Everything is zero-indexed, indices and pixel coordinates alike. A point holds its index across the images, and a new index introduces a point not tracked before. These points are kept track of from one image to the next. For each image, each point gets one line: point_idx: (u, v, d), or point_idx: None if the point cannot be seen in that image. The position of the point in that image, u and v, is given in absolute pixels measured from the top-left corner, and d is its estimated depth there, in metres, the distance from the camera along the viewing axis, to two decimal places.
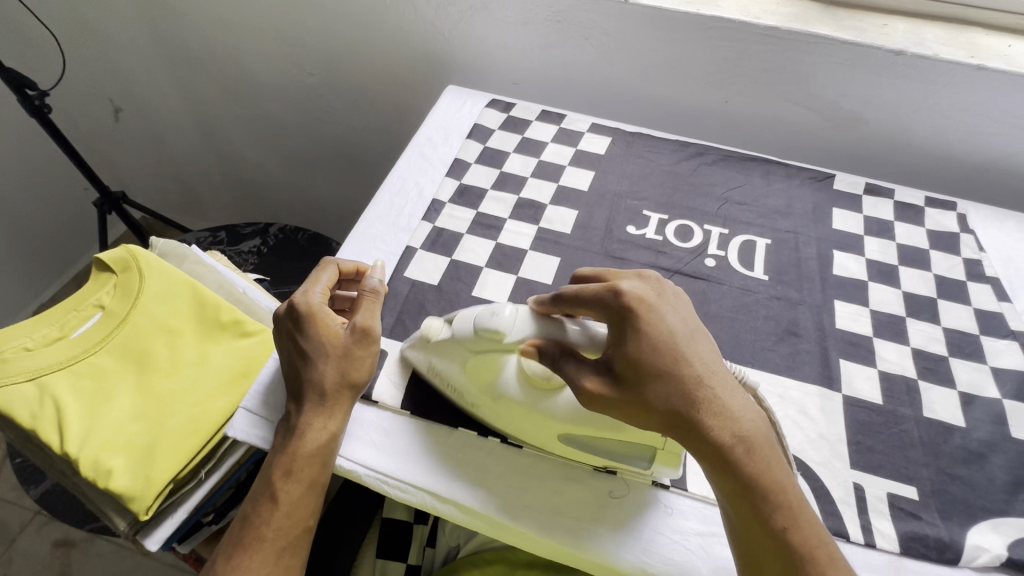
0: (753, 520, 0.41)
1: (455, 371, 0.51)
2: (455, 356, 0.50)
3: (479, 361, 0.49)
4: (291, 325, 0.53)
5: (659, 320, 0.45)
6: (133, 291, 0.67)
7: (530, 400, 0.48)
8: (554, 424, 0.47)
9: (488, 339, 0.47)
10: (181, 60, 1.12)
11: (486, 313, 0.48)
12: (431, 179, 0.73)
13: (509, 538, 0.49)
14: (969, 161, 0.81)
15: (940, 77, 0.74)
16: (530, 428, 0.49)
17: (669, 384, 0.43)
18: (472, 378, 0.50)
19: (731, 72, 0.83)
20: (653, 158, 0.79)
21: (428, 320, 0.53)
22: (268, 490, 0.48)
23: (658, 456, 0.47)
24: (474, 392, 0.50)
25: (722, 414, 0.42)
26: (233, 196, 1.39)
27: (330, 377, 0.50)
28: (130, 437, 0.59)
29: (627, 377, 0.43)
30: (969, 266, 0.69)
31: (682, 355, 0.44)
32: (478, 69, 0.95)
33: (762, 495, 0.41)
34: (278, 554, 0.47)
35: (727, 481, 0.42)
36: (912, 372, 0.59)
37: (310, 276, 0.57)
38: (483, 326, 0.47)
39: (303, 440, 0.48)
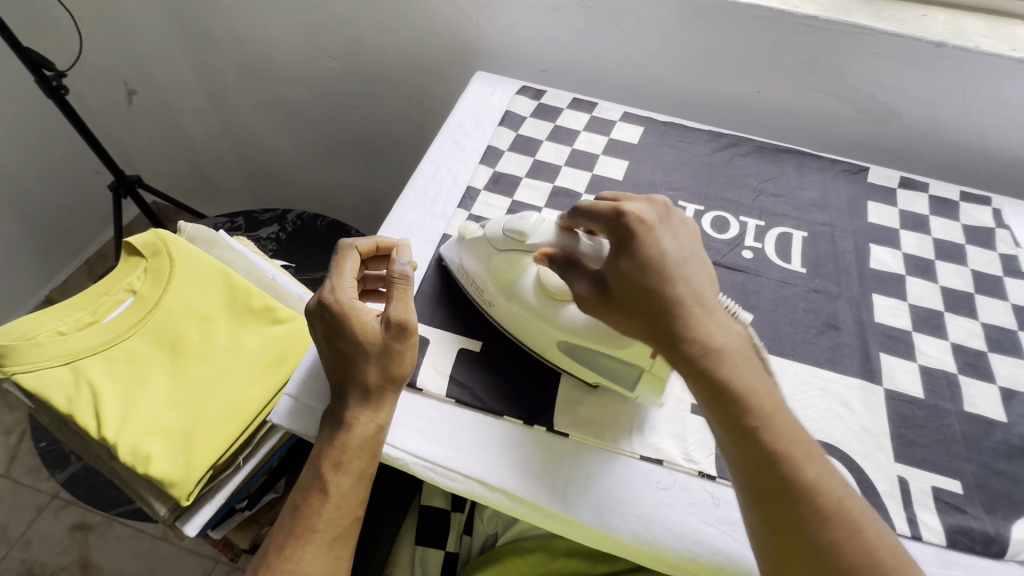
0: (726, 425, 0.42)
1: (477, 268, 0.57)
2: (479, 254, 0.57)
3: (501, 263, 0.55)
4: (325, 321, 0.51)
5: (649, 239, 0.46)
6: (165, 276, 0.66)
7: (540, 305, 0.53)
8: (558, 330, 0.52)
9: (512, 238, 0.53)
10: (199, 42, 1.10)
11: (517, 220, 0.54)
12: (465, 166, 0.73)
13: (557, 527, 0.49)
14: (1002, 156, 0.81)
15: (981, 70, 0.74)
16: (537, 333, 0.53)
17: (651, 295, 0.44)
18: (489, 278, 0.56)
19: (765, 62, 0.82)
20: (687, 148, 0.78)
21: (466, 224, 0.60)
22: (318, 482, 0.48)
23: (644, 378, 0.51)
24: (491, 293, 0.56)
25: (699, 323, 0.44)
26: (247, 182, 1.38)
27: (373, 374, 0.50)
28: (167, 423, 0.58)
29: (615, 287, 0.46)
30: (1006, 262, 0.69)
31: (667, 269, 0.45)
32: (504, 54, 0.93)
33: (736, 399, 0.42)
34: (330, 541, 0.48)
35: (701, 386, 0.43)
36: (953, 367, 0.59)
37: (335, 268, 0.55)
38: (511, 228, 0.54)
39: (351, 434, 0.48)
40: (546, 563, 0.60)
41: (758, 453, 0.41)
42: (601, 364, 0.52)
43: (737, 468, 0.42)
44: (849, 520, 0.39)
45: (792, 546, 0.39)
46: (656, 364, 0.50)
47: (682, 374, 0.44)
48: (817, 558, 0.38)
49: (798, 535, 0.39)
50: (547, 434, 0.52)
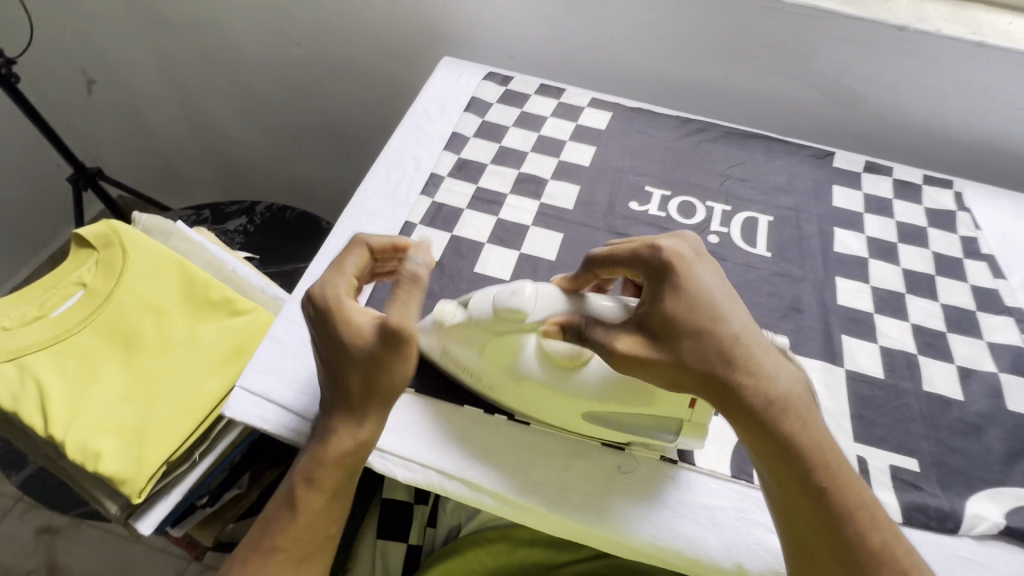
0: (789, 482, 0.42)
1: (470, 354, 0.49)
2: (470, 339, 0.48)
3: (496, 344, 0.47)
4: (315, 321, 0.47)
5: (695, 278, 0.45)
6: (117, 268, 0.64)
7: (551, 378, 0.47)
8: (577, 401, 0.47)
9: (510, 322, 0.46)
10: (160, 29, 1.07)
11: (505, 294, 0.46)
12: (429, 153, 0.71)
13: (517, 516, 0.48)
14: (963, 141, 0.82)
15: (941, 54, 0.74)
16: (552, 407, 0.48)
17: (705, 343, 0.43)
18: (487, 362, 0.48)
19: (733, 47, 0.82)
20: (655, 134, 0.77)
21: (438, 304, 0.50)
22: (289, 495, 0.45)
23: (686, 428, 0.47)
24: (491, 375, 0.49)
25: (760, 374, 0.43)
26: (215, 174, 1.35)
27: (357, 381, 0.45)
28: (119, 419, 0.56)
29: (667, 335, 0.43)
30: (966, 244, 0.70)
31: (722, 314, 0.44)
32: (472, 39, 0.91)
33: (800, 456, 0.42)
34: (293, 562, 0.44)
35: (764, 442, 0.42)
36: (912, 347, 0.59)
37: (336, 261, 0.50)
38: (502, 307, 0.46)
39: (328, 447, 0.45)
40: (508, 554, 0.60)
41: (821, 514, 0.41)
42: (628, 425, 0.48)
43: (795, 529, 0.41)
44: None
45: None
46: (696, 413, 0.46)
47: (740, 427, 0.43)
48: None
49: None
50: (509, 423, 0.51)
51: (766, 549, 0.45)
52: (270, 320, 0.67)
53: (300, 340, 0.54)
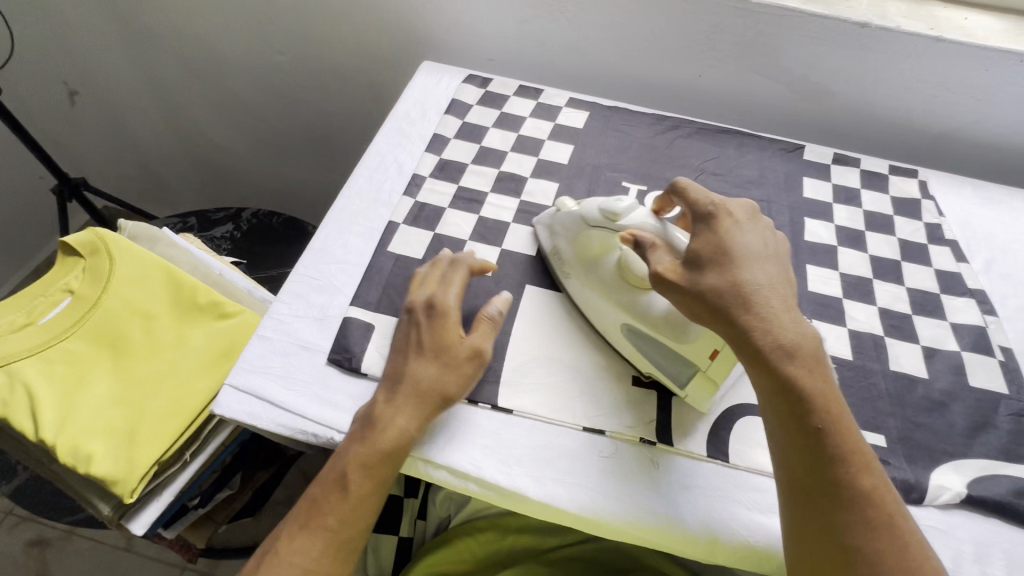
0: (788, 421, 0.44)
1: (566, 240, 0.58)
2: (570, 226, 0.58)
3: (595, 239, 0.56)
4: (422, 312, 0.52)
5: (732, 231, 0.49)
6: (104, 275, 0.65)
7: (613, 283, 0.54)
8: (621, 309, 0.53)
9: (605, 218, 0.55)
10: (141, 39, 1.08)
11: (610, 200, 0.55)
12: (411, 154, 0.73)
13: (502, 502, 0.49)
14: (927, 131, 0.86)
15: (902, 49, 0.77)
16: (600, 308, 0.55)
17: (723, 285, 0.46)
18: (575, 251, 0.57)
19: (704, 46, 0.84)
20: (630, 131, 0.80)
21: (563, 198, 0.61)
22: (339, 481, 0.47)
23: (698, 377, 0.50)
24: (572, 263, 0.58)
25: (774, 318, 0.45)
26: (202, 182, 1.35)
27: (432, 380, 0.49)
28: (110, 422, 0.57)
29: (692, 274, 0.47)
30: (931, 230, 0.73)
31: (746, 263, 0.47)
32: (452, 43, 0.93)
33: (803, 397, 0.43)
34: (336, 546, 0.46)
35: (768, 378, 0.44)
36: (879, 330, 0.62)
37: (456, 272, 0.55)
38: (605, 208, 0.54)
39: (382, 434, 0.47)
40: (497, 542, 0.62)
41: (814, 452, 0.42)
42: (657, 357, 0.52)
43: (787, 468, 0.43)
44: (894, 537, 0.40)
45: (831, 557, 0.40)
46: (714, 367, 0.50)
47: (748, 363, 0.45)
48: (855, 567, 0.40)
49: (841, 541, 0.40)
50: (492, 412, 0.52)
51: (740, 524, 0.47)
52: (258, 321, 0.69)
53: (286, 338, 0.55)
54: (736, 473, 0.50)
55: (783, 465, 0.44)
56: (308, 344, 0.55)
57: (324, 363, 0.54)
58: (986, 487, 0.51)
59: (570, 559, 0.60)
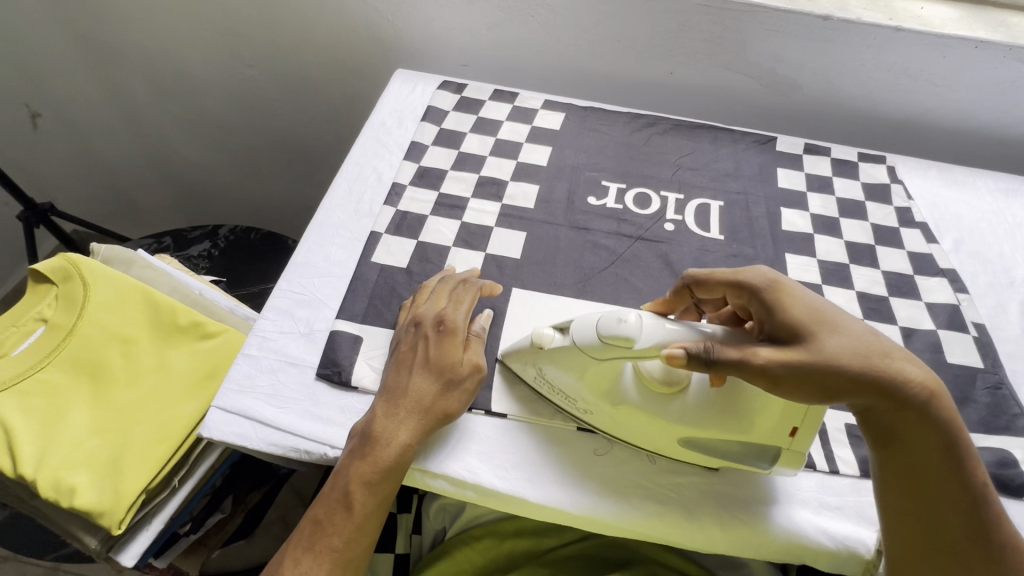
0: (951, 475, 0.41)
1: (561, 372, 0.49)
2: (563, 362, 0.48)
3: (598, 368, 0.47)
4: (431, 327, 0.52)
5: (801, 289, 0.46)
6: (78, 301, 0.63)
7: (653, 405, 0.47)
8: (677, 427, 0.46)
9: (616, 349, 0.44)
10: (105, 57, 1.05)
11: (609, 322, 0.44)
12: (390, 163, 0.73)
13: (503, 507, 0.49)
14: (890, 118, 0.89)
15: (865, 40, 0.80)
16: (649, 432, 0.48)
17: (860, 346, 0.42)
18: (587, 386, 0.48)
19: (673, 44, 0.86)
20: (606, 130, 0.81)
21: (536, 328, 0.50)
22: (342, 500, 0.47)
23: (782, 457, 0.47)
24: (589, 399, 0.48)
25: (910, 367, 0.42)
26: (174, 201, 1.32)
27: (433, 399, 0.49)
28: (92, 453, 0.55)
29: (815, 342, 0.42)
30: (901, 214, 0.75)
31: (846, 316, 0.44)
32: (425, 51, 0.93)
33: (960, 446, 0.42)
34: (341, 563, 0.46)
35: (936, 436, 0.41)
36: (859, 313, 0.63)
37: (467, 291, 0.55)
38: (610, 335, 0.44)
39: (381, 451, 0.47)
40: (496, 547, 0.61)
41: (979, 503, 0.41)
42: (727, 449, 0.48)
43: (944, 521, 0.41)
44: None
45: None
46: (796, 442, 0.46)
47: (916, 424, 0.41)
48: None
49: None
50: (484, 417, 0.52)
51: (735, 511, 0.48)
52: (242, 340, 0.68)
53: (272, 355, 0.54)
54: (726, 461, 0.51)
55: (936, 519, 0.41)
56: (295, 360, 0.54)
57: (313, 379, 0.53)
58: None
59: (571, 556, 0.61)
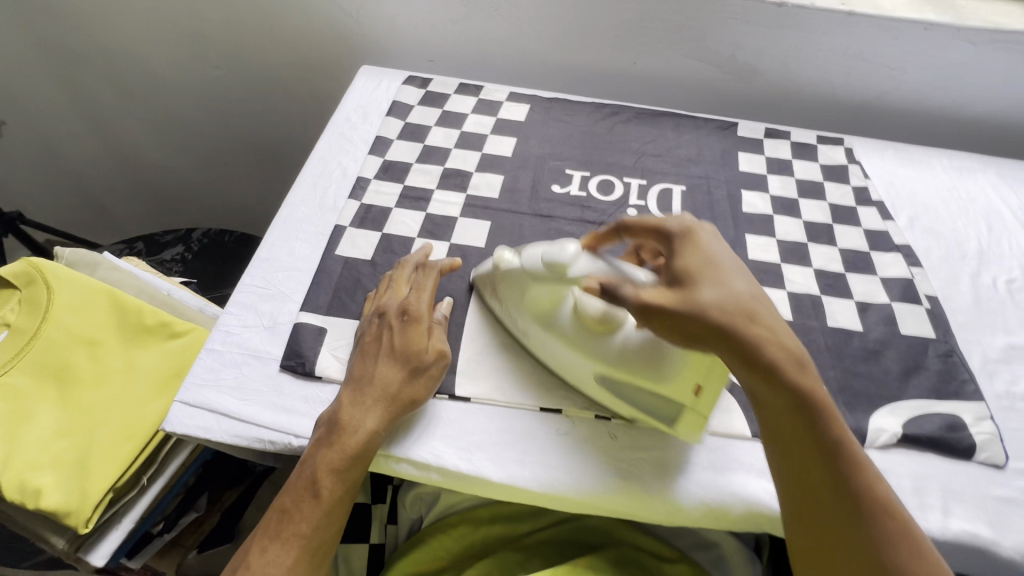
0: (806, 440, 0.42)
1: (511, 292, 0.54)
2: (512, 279, 0.54)
3: (539, 291, 0.51)
4: (395, 317, 0.53)
5: (707, 244, 0.48)
6: (42, 305, 0.62)
7: (580, 336, 0.50)
8: (594, 363, 0.49)
9: (554, 272, 0.49)
10: (68, 63, 1.04)
11: (553, 248, 0.49)
12: (354, 158, 0.73)
13: (464, 488, 0.49)
14: (849, 102, 0.91)
15: (820, 25, 0.81)
16: (570, 362, 0.51)
17: (719, 299, 0.43)
18: (527, 305, 0.53)
19: (635, 34, 0.87)
20: (570, 120, 0.82)
21: (501, 250, 0.56)
22: (310, 488, 0.47)
23: (686, 418, 0.48)
24: (527, 320, 0.53)
25: (773, 333, 0.44)
26: (148, 208, 1.31)
27: (394, 385, 0.49)
28: (59, 454, 0.55)
29: (689, 294, 0.44)
30: (858, 193, 0.77)
31: (731, 277, 0.46)
32: (391, 47, 0.94)
33: (818, 416, 0.42)
34: (310, 550, 0.47)
35: (790, 399, 0.42)
36: (816, 290, 0.65)
37: (429, 276, 0.56)
38: (550, 258, 0.49)
39: (347, 437, 0.47)
40: (472, 533, 0.62)
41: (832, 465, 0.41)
42: (640, 401, 0.49)
43: (799, 482, 0.42)
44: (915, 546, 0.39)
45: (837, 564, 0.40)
46: (699, 402, 0.47)
47: (755, 380, 0.43)
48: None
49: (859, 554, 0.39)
50: (449, 402, 0.53)
51: (696, 483, 0.49)
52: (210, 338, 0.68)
53: (236, 349, 0.54)
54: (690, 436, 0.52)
55: (794, 481, 0.42)
56: (259, 353, 0.54)
57: (277, 371, 0.53)
58: (919, 425, 0.54)
59: (543, 542, 0.61)
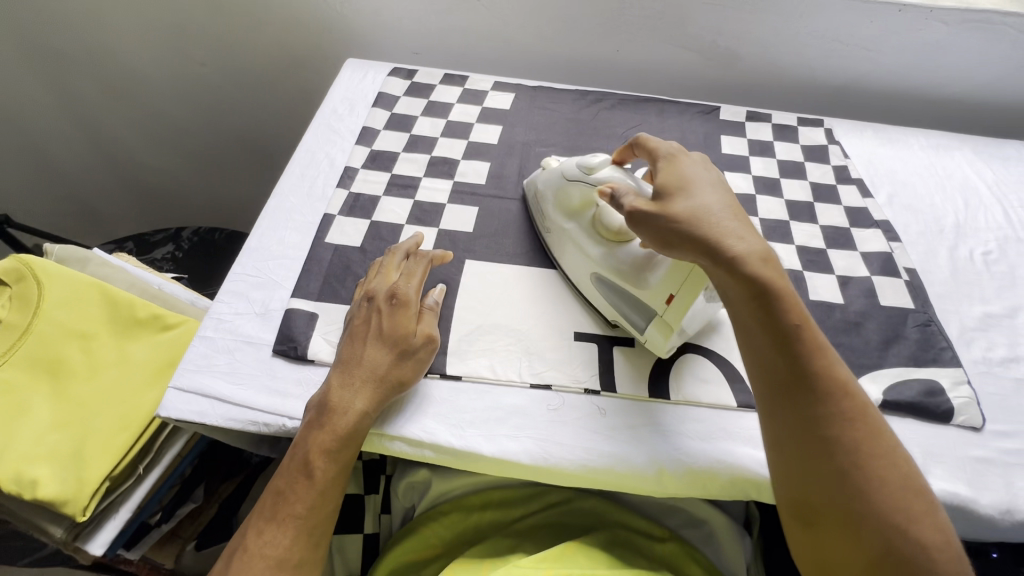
0: (774, 345, 0.44)
1: (548, 196, 0.62)
2: (554, 185, 0.62)
3: (567, 194, 0.59)
4: (384, 301, 0.54)
5: (688, 167, 0.52)
6: (32, 300, 0.62)
7: (588, 235, 0.57)
8: (592, 259, 0.56)
9: (582, 173, 0.57)
10: (52, 63, 1.04)
11: (588, 156, 0.58)
12: (342, 149, 0.74)
13: (455, 464, 0.50)
14: (828, 85, 0.92)
15: (797, 10, 0.83)
16: (575, 257, 0.58)
17: (683, 211, 0.47)
18: (556, 205, 0.61)
19: (617, 21, 0.88)
20: (555, 108, 0.83)
21: (549, 159, 0.66)
22: (303, 469, 0.48)
23: (655, 321, 0.53)
24: (551, 216, 0.61)
25: (743, 239, 0.46)
26: (137, 209, 1.30)
27: (382, 365, 0.50)
28: (54, 446, 0.56)
29: (661, 205, 0.48)
30: (838, 172, 0.78)
31: (705, 192, 0.49)
32: (376, 40, 0.95)
33: (785, 318, 0.44)
34: (307, 530, 0.48)
35: (757, 303, 0.44)
36: (798, 265, 0.67)
37: (418, 263, 0.56)
38: (584, 163, 0.58)
39: (336, 418, 0.48)
40: (464, 520, 0.61)
41: (796, 359, 0.43)
42: (622, 303, 0.55)
43: (769, 386, 0.44)
44: (869, 422, 0.43)
45: (806, 469, 0.42)
46: (670, 312, 0.51)
47: (721, 279, 0.46)
48: (836, 482, 0.41)
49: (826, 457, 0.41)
50: (441, 382, 0.54)
51: (682, 453, 0.50)
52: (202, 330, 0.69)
53: (228, 336, 0.55)
54: (677, 408, 0.53)
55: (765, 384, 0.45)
56: (251, 338, 0.55)
57: (269, 355, 0.54)
58: (899, 392, 0.56)
59: (535, 526, 0.60)
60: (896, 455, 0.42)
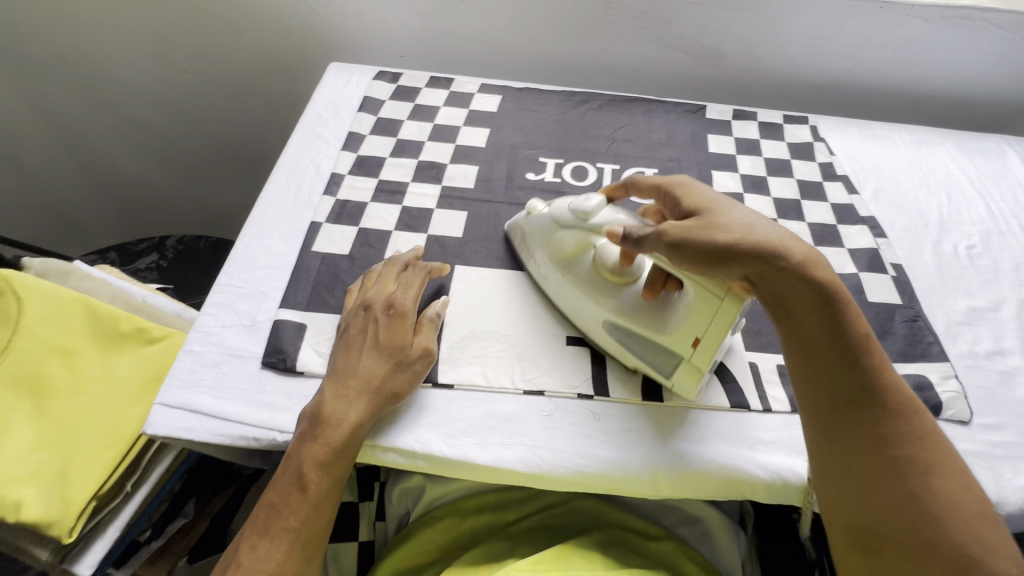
0: (845, 361, 0.44)
1: (539, 238, 0.59)
2: (542, 229, 0.58)
3: (563, 238, 0.56)
4: (381, 310, 0.53)
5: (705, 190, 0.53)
6: (11, 316, 0.61)
7: (594, 283, 0.54)
8: (605, 307, 0.53)
9: (578, 218, 0.54)
10: (27, 71, 1.01)
11: (581, 200, 0.55)
12: (327, 155, 0.73)
13: (451, 473, 0.50)
14: (812, 82, 0.93)
15: (779, 8, 0.83)
16: (581, 306, 0.55)
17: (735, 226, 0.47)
18: (549, 250, 0.58)
19: (601, 22, 0.88)
20: (542, 109, 0.82)
21: (532, 201, 0.62)
22: (297, 482, 0.47)
23: (684, 368, 0.51)
24: (546, 264, 0.58)
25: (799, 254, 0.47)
26: (119, 217, 1.28)
27: (379, 376, 0.50)
28: (37, 467, 0.54)
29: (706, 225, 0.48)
30: (824, 169, 0.79)
31: (738, 211, 0.50)
32: (360, 44, 0.94)
33: (850, 334, 0.44)
34: (301, 543, 0.47)
35: (825, 319, 0.45)
36: None
37: (416, 273, 0.57)
38: (577, 208, 0.54)
39: (331, 428, 0.47)
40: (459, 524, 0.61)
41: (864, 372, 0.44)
42: (643, 349, 0.53)
43: (838, 404, 0.44)
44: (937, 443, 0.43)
45: (875, 488, 0.42)
46: (697, 356, 0.50)
47: (785, 295, 0.45)
48: (906, 500, 0.41)
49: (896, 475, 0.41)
50: (433, 390, 0.53)
51: (677, 455, 0.50)
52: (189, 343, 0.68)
53: (215, 349, 0.54)
54: (671, 410, 0.53)
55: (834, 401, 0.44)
56: (239, 351, 0.54)
57: (258, 368, 0.53)
58: None
59: (530, 529, 0.60)
60: (965, 479, 0.41)
